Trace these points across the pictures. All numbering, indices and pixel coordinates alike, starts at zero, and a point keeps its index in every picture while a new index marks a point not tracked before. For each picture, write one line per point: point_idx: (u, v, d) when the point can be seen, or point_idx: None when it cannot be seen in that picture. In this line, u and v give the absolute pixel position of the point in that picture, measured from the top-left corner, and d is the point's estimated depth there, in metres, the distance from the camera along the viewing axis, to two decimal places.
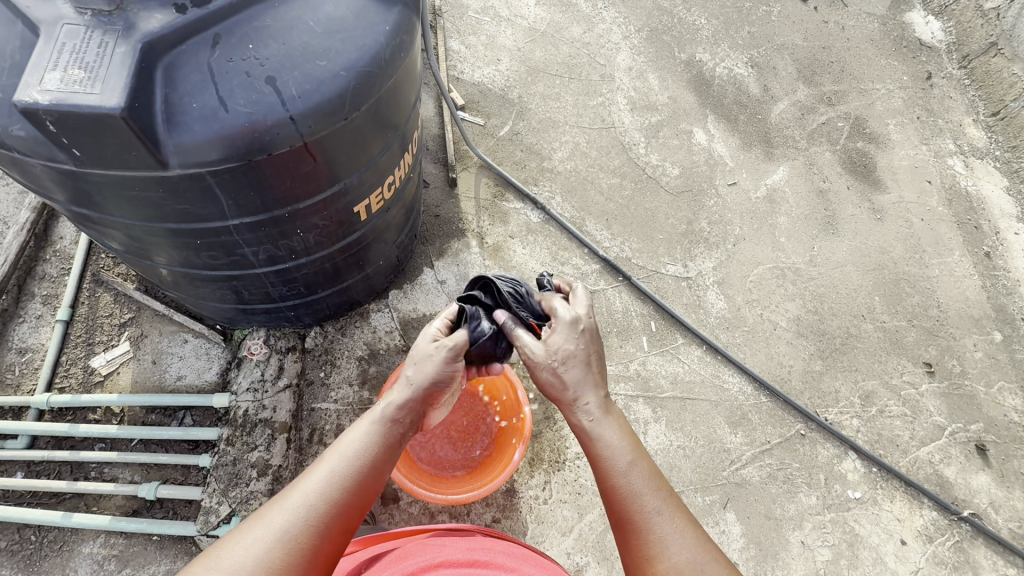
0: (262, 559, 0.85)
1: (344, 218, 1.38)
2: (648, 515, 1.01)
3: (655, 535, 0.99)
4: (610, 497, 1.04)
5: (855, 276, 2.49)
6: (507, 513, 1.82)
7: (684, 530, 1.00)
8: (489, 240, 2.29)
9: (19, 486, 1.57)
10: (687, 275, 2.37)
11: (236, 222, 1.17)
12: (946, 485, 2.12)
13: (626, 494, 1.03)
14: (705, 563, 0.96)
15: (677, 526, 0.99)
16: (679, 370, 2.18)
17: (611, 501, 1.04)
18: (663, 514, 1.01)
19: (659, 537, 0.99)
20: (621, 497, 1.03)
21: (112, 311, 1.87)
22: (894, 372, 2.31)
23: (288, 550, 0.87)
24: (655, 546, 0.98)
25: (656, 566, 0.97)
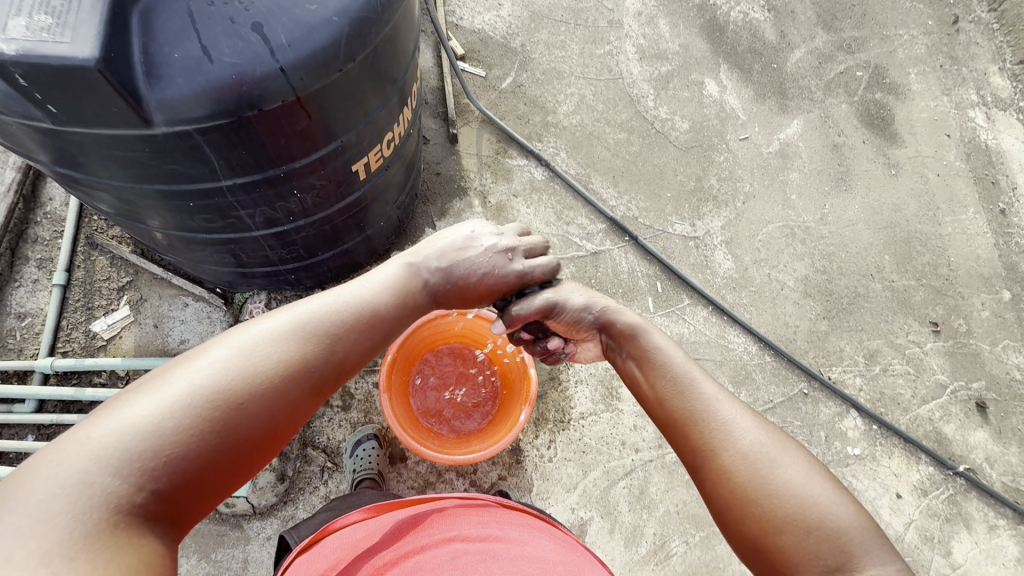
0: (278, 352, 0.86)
1: (343, 176, 1.31)
2: (708, 402, 1.01)
3: (715, 423, 0.97)
4: (666, 395, 1.06)
5: (866, 234, 2.43)
6: (513, 471, 1.86)
7: (748, 413, 0.99)
8: (492, 199, 2.22)
9: (31, 448, 1.59)
10: (695, 234, 2.32)
11: (229, 183, 1.11)
12: (944, 441, 2.15)
13: (681, 388, 1.05)
14: (770, 445, 0.93)
15: (742, 408, 0.99)
16: (684, 331, 2.16)
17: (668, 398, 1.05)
18: (725, 399, 1.01)
19: (721, 422, 0.97)
20: (679, 392, 1.04)
21: (109, 274, 1.83)
22: (899, 331, 2.30)
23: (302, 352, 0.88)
24: (719, 433, 0.96)
25: (722, 457, 0.93)
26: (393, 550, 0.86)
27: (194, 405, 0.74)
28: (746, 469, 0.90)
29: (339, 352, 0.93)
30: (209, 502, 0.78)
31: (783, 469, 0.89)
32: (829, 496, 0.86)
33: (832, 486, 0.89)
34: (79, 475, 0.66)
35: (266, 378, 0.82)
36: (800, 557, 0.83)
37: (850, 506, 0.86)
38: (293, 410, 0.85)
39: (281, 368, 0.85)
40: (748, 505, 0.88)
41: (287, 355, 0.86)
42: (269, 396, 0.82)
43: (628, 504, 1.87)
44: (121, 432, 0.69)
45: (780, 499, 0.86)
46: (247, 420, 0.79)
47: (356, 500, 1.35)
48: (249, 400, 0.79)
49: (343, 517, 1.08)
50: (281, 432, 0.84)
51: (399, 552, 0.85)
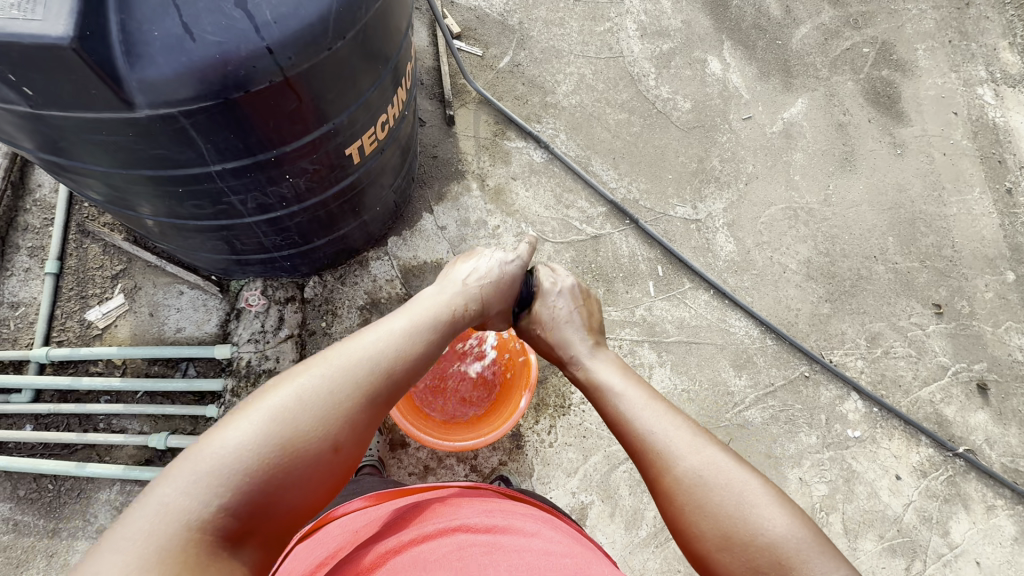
0: (334, 381, 0.87)
1: (336, 160, 1.28)
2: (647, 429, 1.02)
3: (657, 442, 0.99)
4: (613, 420, 1.09)
5: (870, 215, 2.40)
6: (514, 456, 1.86)
7: (689, 432, 1.00)
8: (490, 182, 2.18)
9: (29, 438, 1.58)
10: (696, 216, 2.28)
11: (218, 168, 1.08)
12: (944, 423, 2.15)
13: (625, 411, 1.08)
14: (705, 460, 0.94)
15: (682, 430, 1.00)
16: (685, 315, 2.14)
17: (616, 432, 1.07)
18: (665, 421, 1.02)
19: (660, 441, 0.99)
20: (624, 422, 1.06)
21: (102, 263, 1.81)
22: (902, 314, 2.28)
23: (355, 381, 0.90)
24: (659, 454, 0.98)
25: (664, 476, 0.95)
26: (394, 540, 0.84)
27: (258, 427, 0.77)
28: (682, 495, 0.92)
29: (392, 374, 0.95)
30: (286, 526, 0.78)
31: (721, 488, 0.90)
32: (764, 510, 0.86)
33: (774, 498, 0.88)
34: (160, 499, 0.69)
35: (324, 399, 0.84)
36: (742, 574, 0.83)
37: (793, 519, 0.85)
38: (355, 431, 0.86)
39: (340, 390, 0.86)
40: (692, 527, 0.90)
41: (344, 376, 0.88)
42: (328, 415, 0.83)
43: (628, 488, 1.87)
44: (195, 460, 0.72)
45: (717, 520, 0.87)
46: (310, 439, 0.80)
47: (357, 487, 1.35)
48: (311, 420, 0.81)
49: (343, 505, 1.06)
50: (348, 453, 0.85)
51: (401, 540, 0.83)
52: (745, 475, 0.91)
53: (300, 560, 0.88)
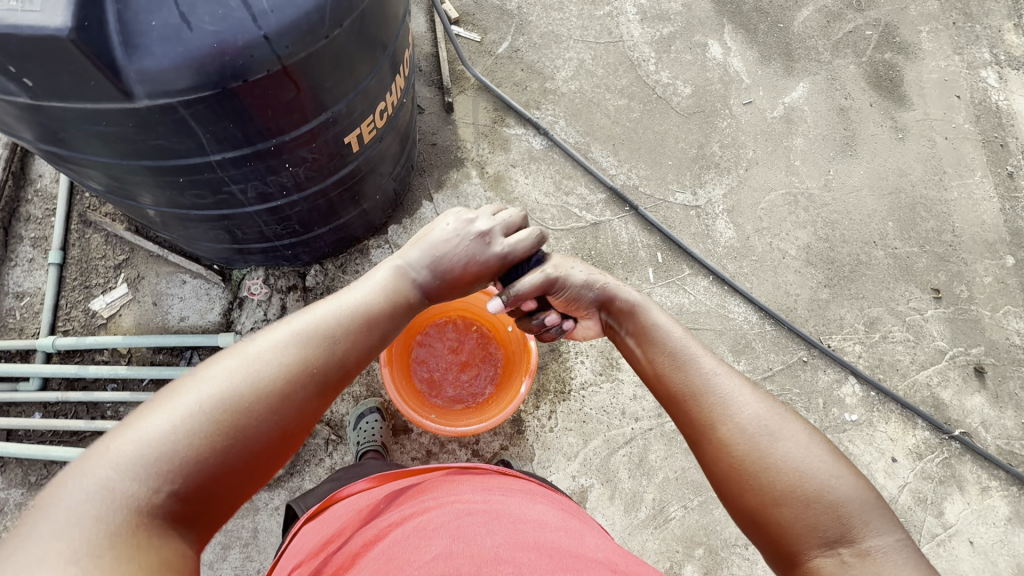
0: (285, 362, 0.83)
1: (336, 149, 1.28)
2: (706, 377, 0.98)
3: (717, 395, 0.95)
4: (665, 370, 1.03)
5: (870, 200, 2.40)
6: (514, 441, 1.89)
7: (746, 384, 0.97)
8: (489, 169, 2.18)
9: (38, 425, 1.61)
10: (696, 203, 2.28)
11: (218, 158, 1.09)
12: (941, 406, 2.17)
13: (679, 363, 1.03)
14: (770, 418, 0.91)
15: (739, 382, 0.97)
16: (684, 302, 2.16)
17: (663, 381, 1.03)
18: (719, 371, 0.99)
19: (723, 394, 0.95)
20: (674, 371, 1.02)
21: (104, 253, 1.82)
22: (901, 299, 2.29)
23: (310, 363, 0.86)
24: (718, 407, 0.94)
25: (721, 429, 0.92)
26: (395, 514, 0.87)
27: (205, 413, 0.73)
28: (741, 447, 0.89)
29: (351, 353, 0.92)
30: (231, 506, 0.76)
31: (779, 443, 0.88)
32: (823, 468, 0.85)
33: (833, 457, 0.87)
34: (101, 482, 0.65)
35: (273, 383, 0.80)
36: (795, 529, 0.82)
37: (851, 480, 0.84)
38: (306, 413, 0.84)
39: (293, 375, 0.83)
40: (742, 480, 0.88)
41: (293, 354, 0.84)
42: (279, 400, 0.80)
43: (628, 471, 1.90)
44: (136, 442, 0.68)
45: (773, 473, 0.85)
46: (260, 424, 0.77)
47: (361, 470, 1.37)
48: (260, 406, 0.78)
49: (348, 486, 1.09)
50: (294, 433, 0.82)
51: (402, 514, 0.86)
52: (803, 430, 0.90)
53: (307, 540, 0.92)
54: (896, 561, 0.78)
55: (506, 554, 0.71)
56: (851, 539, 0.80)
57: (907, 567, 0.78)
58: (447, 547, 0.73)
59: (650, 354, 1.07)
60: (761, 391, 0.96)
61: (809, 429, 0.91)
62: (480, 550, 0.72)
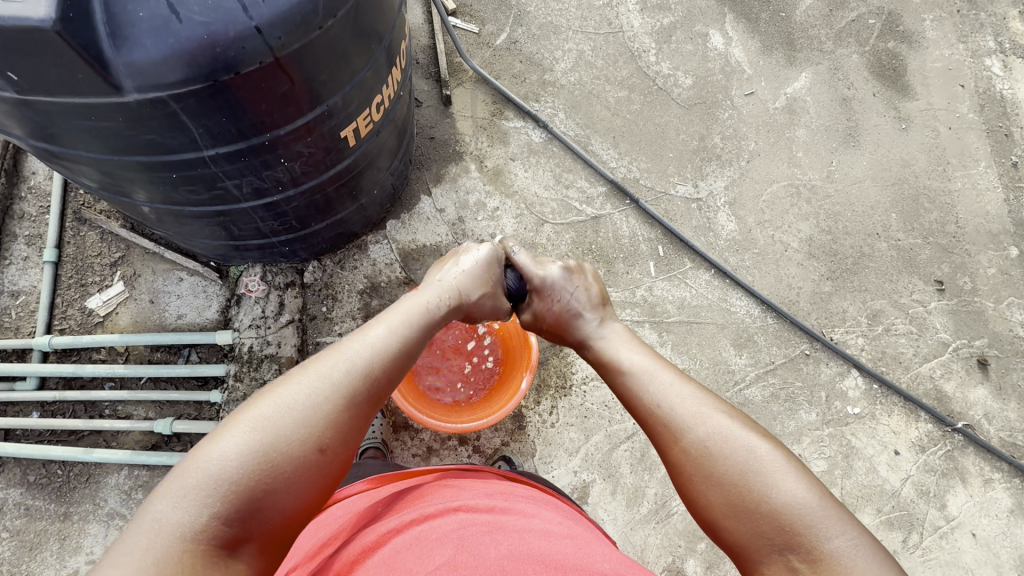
0: (311, 387, 0.90)
1: (332, 143, 1.26)
2: (661, 396, 1.06)
3: (676, 411, 1.03)
4: (628, 392, 1.12)
5: (873, 192, 2.37)
6: (516, 437, 1.88)
7: (702, 404, 1.03)
8: (488, 163, 2.16)
9: (36, 425, 1.60)
10: (697, 195, 2.26)
11: (212, 153, 1.07)
12: (944, 399, 2.16)
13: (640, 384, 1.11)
14: (723, 429, 0.96)
15: (693, 402, 1.03)
16: (686, 295, 2.14)
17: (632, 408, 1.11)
18: (676, 393, 1.06)
19: (679, 409, 1.03)
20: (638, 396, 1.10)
21: (100, 250, 1.80)
22: (904, 291, 2.27)
23: (335, 385, 0.92)
24: (675, 422, 1.01)
25: (681, 442, 0.99)
26: (396, 519, 0.85)
27: (244, 439, 0.79)
28: (693, 466, 0.96)
29: (377, 376, 0.98)
30: (285, 535, 0.80)
31: (729, 458, 0.93)
32: (771, 478, 0.88)
33: (786, 463, 0.90)
34: (154, 515, 0.72)
35: (301, 406, 0.86)
36: (751, 539, 0.86)
37: (802, 485, 0.87)
38: (342, 431, 0.89)
39: (325, 398, 0.89)
40: (703, 495, 0.93)
41: (319, 379, 0.92)
42: (309, 420, 0.85)
43: (630, 466, 1.89)
44: (183, 476, 0.75)
45: (725, 487, 0.91)
46: (297, 445, 0.82)
47: (361, 469, 1.36)
48: (293, 427, 0.83)
49: (348, 487, 1.08)
50: (335, 452, 0.86)
51: (404, 519, 0.84)
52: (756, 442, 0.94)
53: (305, 543, 0.91)
54: (854, 560, 0.79)
55: (511, 566, 0.70)
56: (805, 546, 0.82)
57: (869, 566, 0.79)
58: (451, 557, 0.72)
59: (618, 378, 1.16)
60: (716, 408, 1.01)
61: (763, 440, 0.94)
62: (485, 560, 0.71)
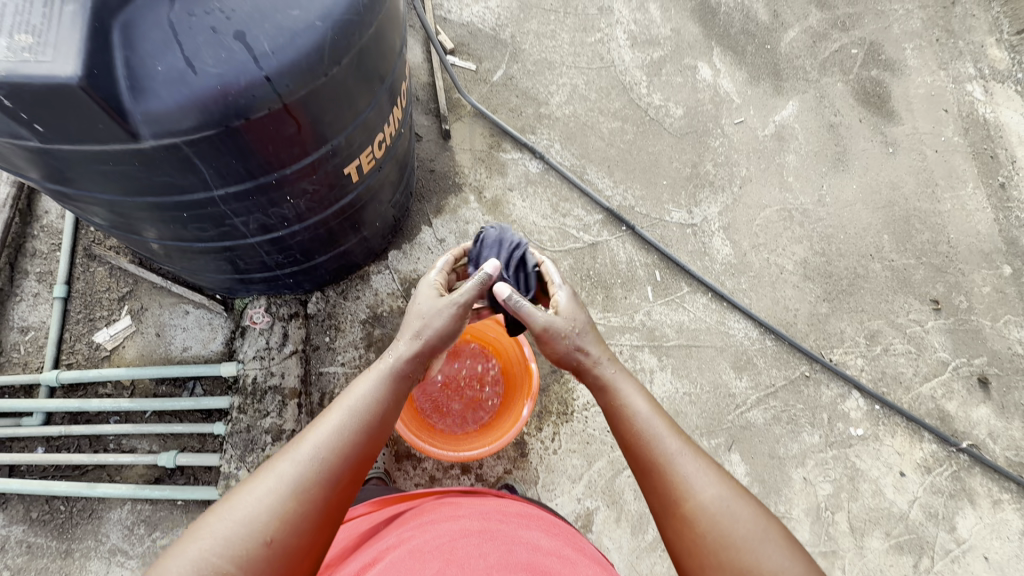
0: (289, 480, 0.88)
1: (335, 180, 1.31)
2: (670, 456, 1.01)
3: (685, 471, 0.99)
4: (636, 442, 1.05)
5: (865, 214, 2.42)
6: (518, 464, 1.87)
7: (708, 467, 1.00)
8: (487, 193, 2.22)
9: (41, 460, 1.61)
10: (692, 221, 2.31)
11: (221, 192, 1.11)
12: (947, 418, 2.16)
13: (648, 437, 1.05)
14: (733, 501, 0.94)
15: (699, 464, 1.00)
16: (684, 319, 2.16)
17: (630, 451, 1.06)
18: (685, 452, 1.02)
19: (690, 470, 0.99)
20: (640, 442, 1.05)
21: (109, 285, 1.84)
22: (900, 311, 2.29)
23: (314, 471, 0.90)
24: (681, 484, 0.98)
25: (685, 504, 0.96)
26: (393, 537, 0.86)
27: (221, 548, 0.79)
28: (702, 525, 0.93)
29: (353, 444, 0.96)
30: None
31: (736, 526, 0.91)
32: (778, 553, 0.88)
33: (788, 544, 0.90)
34: None
35: (281, 504, 0.85)
36: None
37: (803, 565, 0.88)
38: (323, 513, 0.89)
39: (282, 498, 0.86)
40: (699, 559, 0.92)
41: (300, 468, 0.89)
42: (289, 515, 0.85)
43: (633, 492, 1.89)
44: None
45: (731, 558, 0.89)
46: (278, 541, 0.83)
47: (363, 494, 1.37)
48: (272, 526, 0.83)
49: (352, 514, 1.09)
50: (319, 535, 0.88)
51: (400, 536, 0.86)
52: (764, 516, 0.94)
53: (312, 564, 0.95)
54: None
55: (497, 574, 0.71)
56: None
57: None
58: (439, 568, 0.73)
59: (625, 424, 1.08)
60: (721, 474, 0.99)
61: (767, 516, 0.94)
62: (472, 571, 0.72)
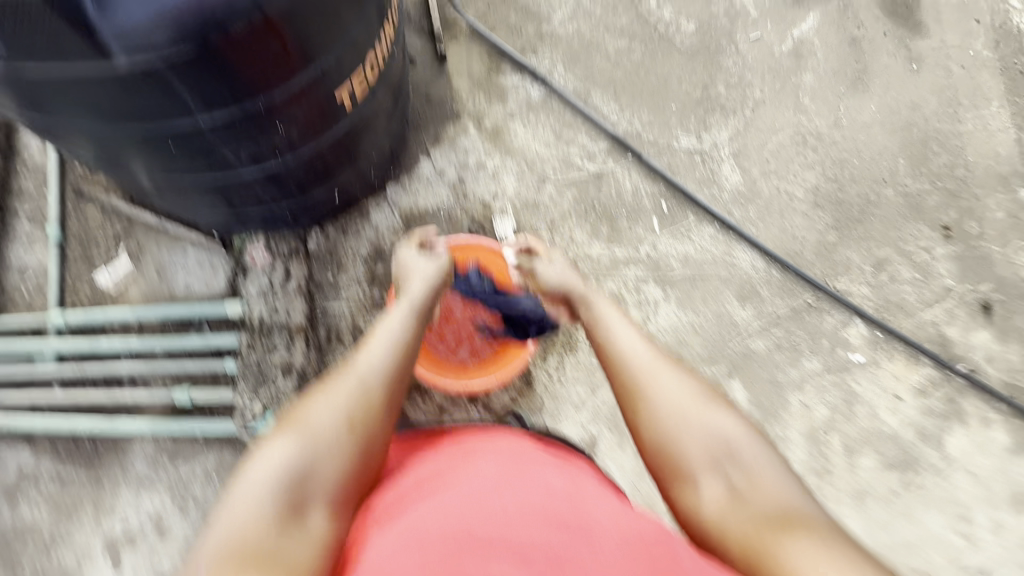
0: (310, 432, 1.07)
1: (327, 106, 1.23)
2: (641, 366, 1.26)
3: (653, 386, 1.22)
4: (615, 365, 1.29)
5: (881, 137, 2.32)
6: (525, 393, 1.92)
7: (683, 384, 1.22)
8: (487, 121, 2.11)
9: (59, 397, 1.65)
10: (701, 148, 2.22)
11: (205, 118, 1.05)
12: (946, 343, 2.18)
13: (625, 358, 1.29)
14: (692, 406, 1.18)
15: (676, 381, 1.22)
16: (689, 250, 2.13)
17: (611, 372, 1.30)
18: (665, 376, 1.24)
19: (658, 384, 1.22)
20: (626, 368, 1.27)
21: (104, 224, 1.80)
22: (909, 238, 2.26)
23: (328, 424, 1.08)
24: (648, 393, 1.21)
25: (648, 408, 1.20)
26: (426, 471, 1.11)
27: (263, 487, 0.99)
28: (662, 423, 1.18)
29: (359, 399, 1.15)
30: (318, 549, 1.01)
31: (692, 428, 1.15)
32: (717, 422, 1.15)
33: (733, 424, 1.15)
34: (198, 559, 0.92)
35: (304, 452, 1.04)
36: (702, 493, 1.09)
37: (742, 432, 1.14)
38: (342, 456, 1.07)
39: (305, 450, 1.04)
40: (660, 452, 1.17)
41: (317, 424, 1.08)
42: (314, 457, 1.04)
43: None
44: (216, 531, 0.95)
45: (685, 445, 1.14)
46: (307, 477, 1.02)
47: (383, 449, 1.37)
48: (301, 466, 1.03)
49: (391, 446, 1.33)
50: (343, 477, 1.05)
51: (430, 472, 1.09)
52: (717, 415, 1.17)
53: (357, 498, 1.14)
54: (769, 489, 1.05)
55: (519, 517, 0.94)
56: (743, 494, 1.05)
57: (778, 490, 1.05)
58: (468, 499, 0.98)
59: (606, 352, 1.33)
60: (695, 389, 1.21)
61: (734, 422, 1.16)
62: (494, 513, 0.95)
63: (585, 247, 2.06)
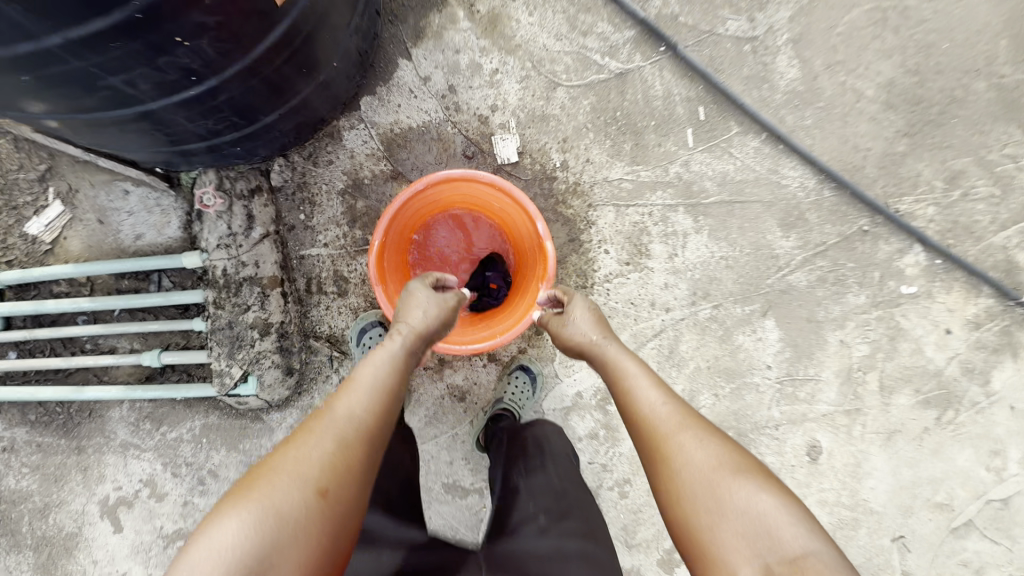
0: (275, 497, 0.80)
1: (249, 6, 0.88)
2: (667, 420, 1.00)
3: (685, 445, 0.95)
4: (637, 427, 1.04)
5: (984, 10, 1.81)
6: (534, 342, 1.73)
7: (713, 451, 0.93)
8: (481, 6, 1.65)
9: (14, 367, 1.47)
10: (752, 34, 1.75)
11: (59, 43, 0.76)
12: (1015, 270, 1.90)
13: (647, 411, 1.04)
14: (737, 478, 0.87)
15: (702, 440, 0.94)
16: (729, 169, 1.77)
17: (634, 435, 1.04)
18: (690, 438, 0.96)
19: (687, 447, 0.94)
20: (648, 429, 1.01)
21: (19, 162, 1.47)
22: (995, 145, 1.86)
23: (298, 483, 0.83)
24: (680, 462, 0.93)
25: (683, 480, 0.91)
26: None
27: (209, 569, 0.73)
28: (699, 502, 0.87)
29: (340, 450, 0.90)
30: None
31: (743, 510, 0.83)
32: (790, 526, 0.80)
33: (798, 521, 0.81)
34: None
35: (265, 523, 0.78)
36: None
37: (812, 534, 0.80)
38: (321, 525, 0.81)
39: (264, 518, 0.78)
40: (699, 541, 0.85)
41: (281, 483, 0.82)
42: (279, 532, 0.78)
43: (656, 363, 1.78)
44: None
45: (734, 535, 0.82)
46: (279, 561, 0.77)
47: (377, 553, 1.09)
48: (263, 544, 0.76)
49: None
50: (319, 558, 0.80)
51: None
52: (773, 497, 0.84)
53: None
54: None
55: None
56: None
57: None
58: None
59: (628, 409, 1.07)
60: (729, 458, 0.91)
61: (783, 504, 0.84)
62: None
63: (605, 168, 1.71)
